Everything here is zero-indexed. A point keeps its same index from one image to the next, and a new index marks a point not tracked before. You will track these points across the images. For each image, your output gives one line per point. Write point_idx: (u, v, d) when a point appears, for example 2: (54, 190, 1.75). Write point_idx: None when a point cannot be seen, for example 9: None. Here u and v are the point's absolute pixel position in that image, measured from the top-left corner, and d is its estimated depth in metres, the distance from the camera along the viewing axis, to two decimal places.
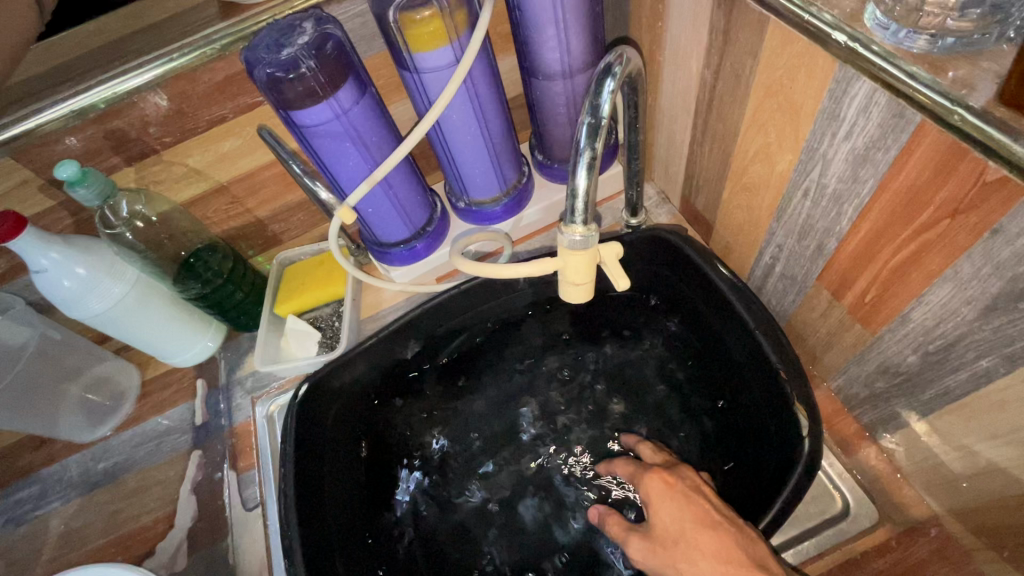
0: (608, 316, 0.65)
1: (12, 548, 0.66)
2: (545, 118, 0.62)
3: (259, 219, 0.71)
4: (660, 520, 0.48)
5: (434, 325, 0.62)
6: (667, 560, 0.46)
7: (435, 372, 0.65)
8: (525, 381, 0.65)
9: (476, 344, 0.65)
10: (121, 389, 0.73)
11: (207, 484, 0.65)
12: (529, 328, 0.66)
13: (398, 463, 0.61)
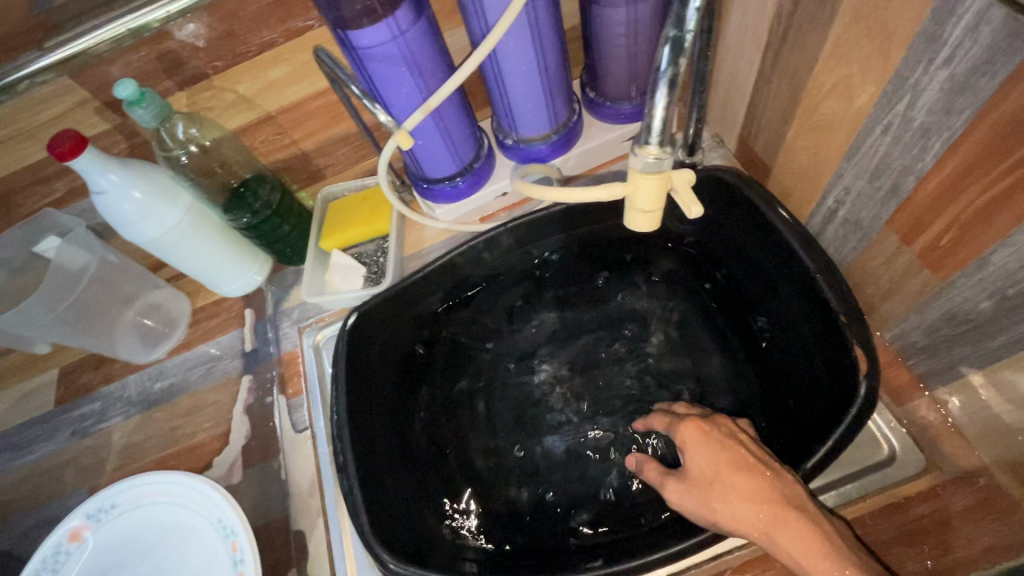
0: (653, 264, 0.65)
1: (80, 456, 0.71)
2: (602, 51, 0.60)
3: (305, 152, 0.71)
4: (695, 464, 0.48)
5: (476, 264, 0.62)
6: (702, 500, 0.46)
7: (475, 310, 0.65)
8: (566, 323, 0.65)
9: (519, 285, 0.66)
10: (173, 316, 0.76)
11: (258, 407, 0.68)
12: (571, 273, 0.66)
13: (438, 394, 0.63)
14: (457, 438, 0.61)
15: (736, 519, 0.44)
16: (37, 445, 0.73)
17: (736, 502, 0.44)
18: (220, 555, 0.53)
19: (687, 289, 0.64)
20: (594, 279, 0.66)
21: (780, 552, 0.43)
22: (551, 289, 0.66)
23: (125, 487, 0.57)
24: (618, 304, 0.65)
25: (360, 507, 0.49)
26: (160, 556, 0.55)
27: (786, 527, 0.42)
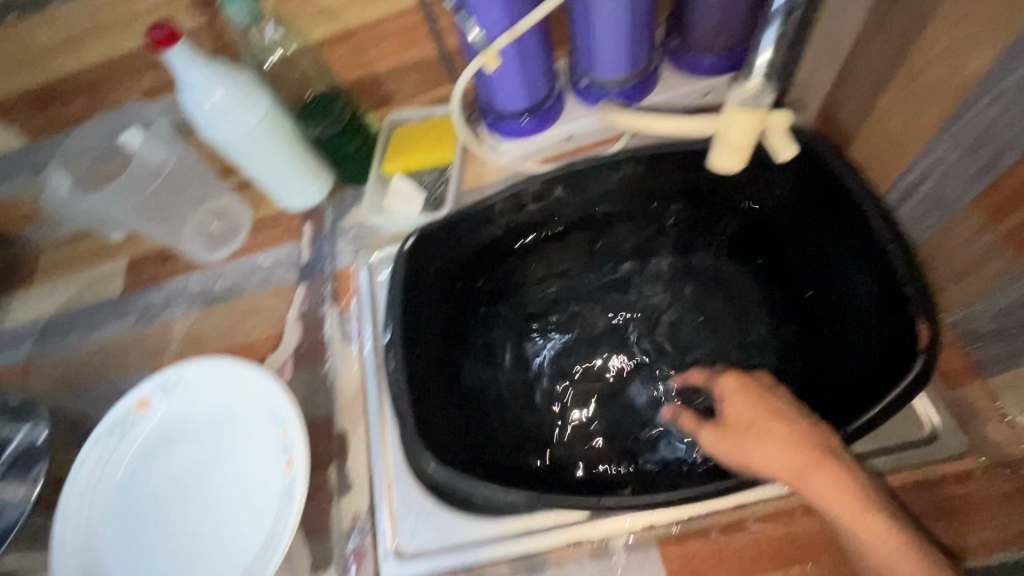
0: (715, 224, 0.65)
1: (144, 340, 0.75)
2: None
3: (378, 74, 0.72)
4: (734, 410, 0.49)
5: (537, 203, 0.62)
6: (736, 446, 0.47)
7: (527, 250, 0.66)
8: (615, 273, 0.66)
9: (576, 230, 0.66)
10: (236, 223, 0.80)
11: (311, 315, 0.71)
12: (630, 225, 0.66)
13: (482, 326, 0.65)
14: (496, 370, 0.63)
15: (769, 463, 0.45)
16: (105, 325, 0.78)
17: (771, 446, 0.45)
18: (271, 441, 0.57)
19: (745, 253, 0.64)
20: (649, 234, 0.66)
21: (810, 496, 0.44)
22: (606, 238, 0.67)
23: (191, 368, 0.62)
24: (672, 261, 0.66)
25: (407, 413, 0.52)
26: (215, 435, 0.59)
27: (820, 471, 0.43)
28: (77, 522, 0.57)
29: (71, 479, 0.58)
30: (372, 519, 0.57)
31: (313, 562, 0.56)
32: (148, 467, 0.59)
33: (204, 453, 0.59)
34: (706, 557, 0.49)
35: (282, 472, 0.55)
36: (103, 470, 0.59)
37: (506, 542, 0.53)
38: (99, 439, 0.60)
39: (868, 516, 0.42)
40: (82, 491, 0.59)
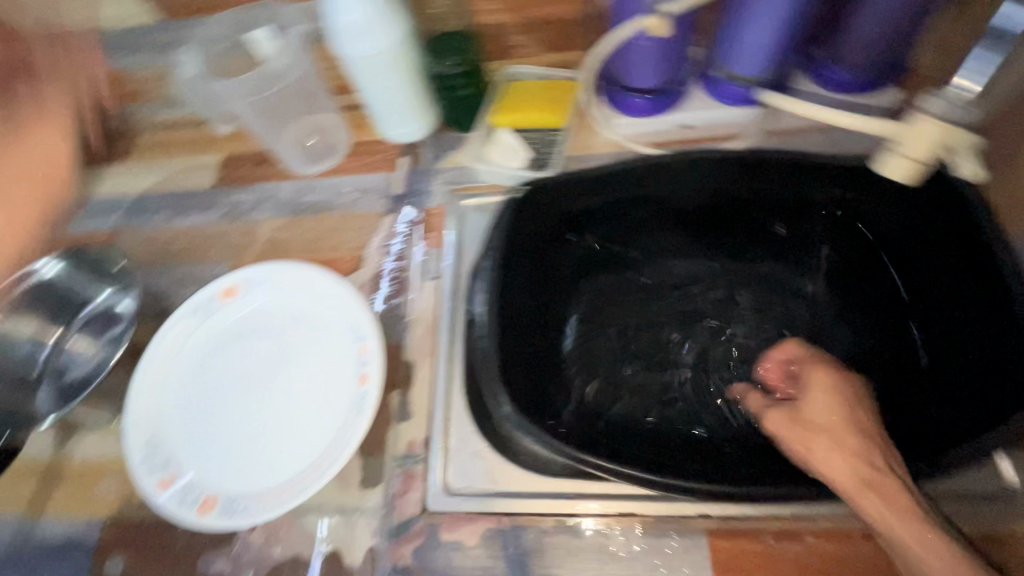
0: (810, 247, 0.65)
1: (230, 234, 0.77)
2: (860, 8, 0.57)
3: (509, 24, 0.72)
4: (812, 406, 0.51)
5: (645, 180, 0.63)
6: (804, 437, 0.49)
7: (616, 229, 0.67)
8: (695, 269, 0.66)
9: (670, 220, 0.67)
10: (333, 143, 0.81)
11: (395, 246, 0.72)
12: (721, 226, 0.67)
13: (557, 294, 0.66)
14: (562, 337, 0.64)
15: (832, 466, 0.47)
16: (192, 213, 0.80)
17: (834, 450, 0.47)
18: (345, 355, 0.58)
19: (835, 281, 0.64)
20: (739, 237, 0.67)
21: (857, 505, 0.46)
22: (696, 233, 0.67)
23: (280, 269, 0.64)
24: (756, 271, 0.66)
25: (492, 356, 0.54)
26: (288, 334, 0.61)
27: (883, 483, 0.45)
28: (148, 389, 0.60)
29: (152, 347, 0.61)
30: (428, 449, 0.59)
31: (364, 476, 0.58)
32: (222, 353, 0.61)
33: (278, 351, 0.61)
34: (753, 557, 0.50)
35: (353, 386, 0.57)
36: (181, 346, 0.62)
37: (553, 499, 0.54)
38: (184, 316, 0.63)
39: (915, 537, 0.43)
40: (158, 360, 0.61)
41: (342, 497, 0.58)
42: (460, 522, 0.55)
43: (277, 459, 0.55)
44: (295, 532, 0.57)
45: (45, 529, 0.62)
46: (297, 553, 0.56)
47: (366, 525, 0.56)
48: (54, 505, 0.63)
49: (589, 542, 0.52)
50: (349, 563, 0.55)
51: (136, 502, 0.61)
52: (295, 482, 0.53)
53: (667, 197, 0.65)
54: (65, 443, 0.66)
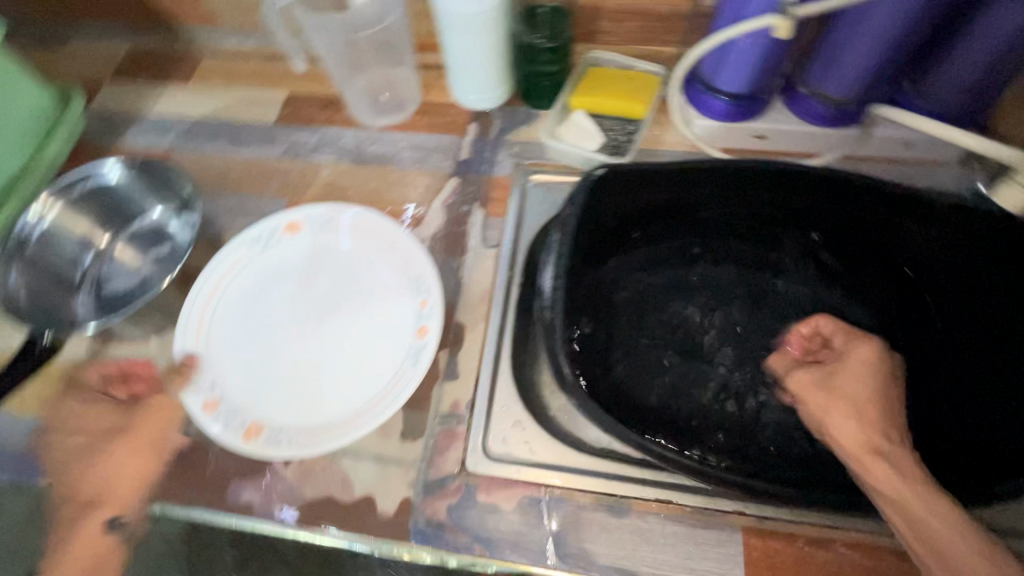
0: (881, 275, 0.64)
1: (287, 172, 0.77)
2: (955, 51, 0.58)
3: (602, 7, 0.72)
4: (839, 376, 0.55)
5: (718, 182, 0.64)
6: (821, 402, 0.54)
7: (681, 228, 0.67)
8: (758, 279, 0.64)
9: (737, 227, 0.66)
10: (403, 99, 0.80)
11: (456, 210, 0.72)
12: (790, 240, 0.65)
13: (614, 285, 0.64)
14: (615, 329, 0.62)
15: (847, 433, 0.51)
16: (250, 144, 0.79)
17: (850, 418, 0.52)
18: (406, 307, 0.58)
19: (906, 311, 0.62)
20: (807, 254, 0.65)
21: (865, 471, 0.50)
22: (763, 244, 0.66)
23: (347, 213, 0.64)
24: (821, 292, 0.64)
25: (556, 330, 0.54)
26: (348, 278, 0.62)
27: (884, 462, 0.49)
28: (201, 310, 0.60)
29: (209, 268, 0.61)
30: (472, 411, 0.59)
31: (405, 428, 0.58)
32: (278, 287, 0.62)
33: (339, 290, 0.61)
34: (786, 558, 0.51)
35: (410, 339, 0.57)
36: (236, 274, 0.62)
37: (594, 477, 0.55)
38: (244, 243, 0.63)
39: (925, 510, 0.46)
40: (212, 284, 0.61)
41: (380, 446, 0.58)
42: (498, 486, 0.56)
43: (325, 396, 0.56)
44: (330, 473, 0.57)
45: (67, 436, 0.60)
46: (329, 493, 0.56)
47: (404, 476, 0.56)
48: (80, 413, 0.62)
49: (625, 522, 0.53)
50: (383, 510, 0.55)
51: (168, 421, 0.61)
52: (341, 422, 0.54)
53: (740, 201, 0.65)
54: (99, 352, 0.65)
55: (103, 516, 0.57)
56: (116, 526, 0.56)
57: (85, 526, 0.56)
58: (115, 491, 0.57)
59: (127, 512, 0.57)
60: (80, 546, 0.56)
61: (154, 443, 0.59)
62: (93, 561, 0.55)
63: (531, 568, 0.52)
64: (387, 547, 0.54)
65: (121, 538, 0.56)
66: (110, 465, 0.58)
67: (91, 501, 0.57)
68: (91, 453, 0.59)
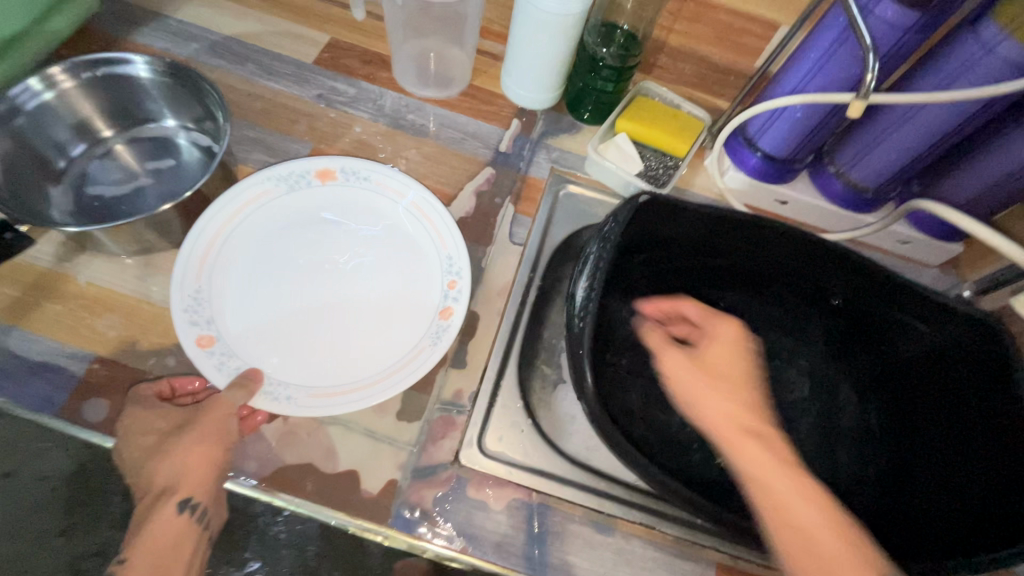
0: (869, 355, 0.66)
1: (318, 119, 0.73)
2: (965, 174, 0.63)
3: (664, 43, 0.74)
4: (714, 349, 0.52)
5: (740, 235, 0.63)
6: (696, 377, 0.49)
7: (702, 266, 0.68)
8: (761, 329, 0.67)
9: (751, 276, 0.68)
10: (451, 77, 0.78)
11: (487, 200, 0.71)
12: (793, 300, 0.68)
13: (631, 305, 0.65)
14: (629, 349, 0.63)
15: (718, 416, 0.47)
16: (282, 79, 0.74)
17: (724, 400, 0.48)
18: (435, 287, 0.57)
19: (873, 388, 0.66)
20: (806, 317, 0.68)
21: (736, 467, 0.46)
22: (772, 297, 0.69)
23: (387, 174, 0.61)
24: (811, 354, 0.67)
25: (585, 341, 0.54)
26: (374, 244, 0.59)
27: (753, 446, 0.45)
28: (210, 239, 0.55)
29: (223, 197, 0.56)
30: (474, 402, 0.58)
31: (402, 408, 0.56)
32: (298, 233, 0.58)
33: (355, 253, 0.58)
34: None
35: (433, 320, 0.56)
36: (254, 209, 0.58)
37: (586, 492, 0.55)
38: (270, 178, 0.59)
39: (791, 504, 0.43)
40: (225, 213, 0.57)
41: (373, 421, 0.55)
42: (488, 484, 0.54)
43: (332, 358, 0.53)
44: (314, 439, 0.54)
45: (17, 344, 0.54)
46: (311, 460, 0.53)
47: (393, 457, 0.54)
48: (37, 323, 0.55)
49: (608, 541, 0.53)
50: (366, 489, 0.52)
51: (140, 350, 0.55)
52: (348, 389, 0.52)
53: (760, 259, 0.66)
54: (72, 258, 0.58)
55: (173, 501, 0.46)
56: (193, 508, 0.47)
57: (158, 515, 0.46)
58: (187, 474, 0.47)
59: (205, 494, 0.47)
60: (154, 534, 0.45)
61: (223, 431, 0.48)
62: (176, 545, 0.46)
63: (510, 572, 0.51)
64: (364, 526, 0.51)
65: (200, 519, 0.47)
66: (177, 460, 0.47)
67: (162, 488, 0.47)
68: (160, 449, 0.48)
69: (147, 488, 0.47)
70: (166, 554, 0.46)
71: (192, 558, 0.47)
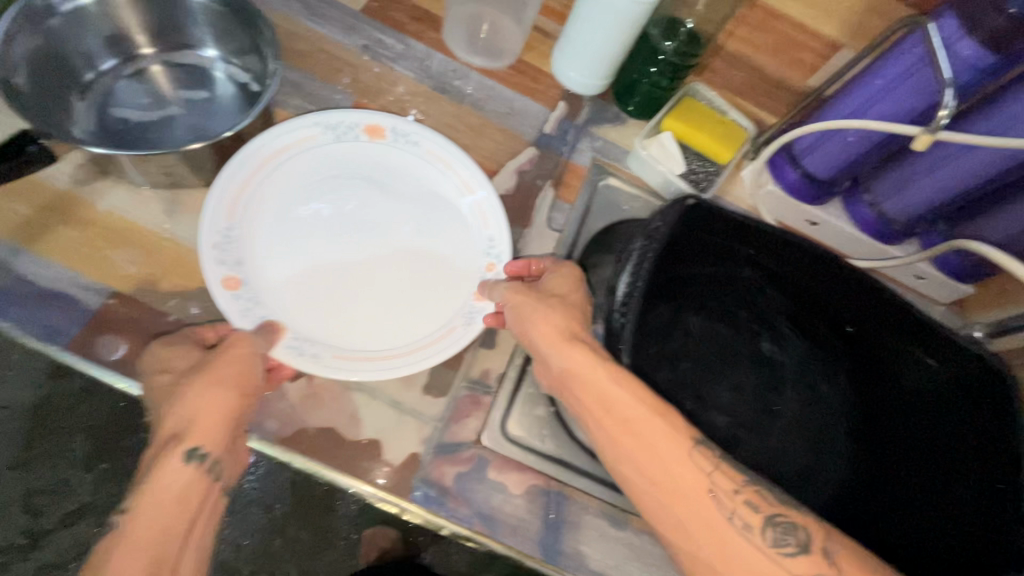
0: (874, 391, 0.60)
1: (363, 73, 0.69)
2: (993, 220, 0.63)
3: (722, 46, 0.73)
4: (553, 275, 0.53)
5: (745, 238, 0.59)
6: (524, 305, 0.51)
7: (708, 269, 0.61)
8: (753, 343, 0.61)
9: (752, 287, 0.62)
10: (502, 48, 0.74)
11: (528, 179, 0.71)
12: (792, 317, 0.62)
13: (652, 303, 0.57)
14: (648, 352, 0.56)
15: (545, 328, 0.49)
16: (328, 23, 0.70)
17: (548, 314, 0.49)
18: (472, 266, 0.57)
19: (863, 420, 0.59)
20: (803, 336, 0.62)
21: (562, 370, 0.48)
22: (768, 312, 0.62)
23: (435, 142, 0.58)
24: (801, 376, 0.61)
25: (625, 339, 0.53)
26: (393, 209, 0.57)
27: (580, 351, 0.47)
28: (245, 178, 0.53)
29: (264, 137, 0.54)
30: (500, 383, 0.57)
31: (429, 382, 0.55)
32: (329, 187, 0.56)
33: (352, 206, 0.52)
34: None
35: (466, 298, 0.55)
36: (290, 158, 0.55)
37: (601, 486, 0.55)
38: (318, 124, 0.56)
39: (630, 412, 0.44)
40: (264, 156, 0.54)
41: (399, 393, 0.54)
42: (510, 467, 0.54)
43: (360, 320, 0.53)
44: (338, 404, 0.52)
45: (27, 267, 0.50)
46: (334, 425, 0.52)
47: (417, 431, 0.53)
48: (50, 248, 0.51)
49: (621, 535, 0.54)
50: (389, 460, 0.52)
51: (161, 290, 0.52)
52: (375, 353, 0.52)
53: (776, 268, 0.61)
54: (89, 183, 0.54)
55: (183, 447, 0.43)
56: (201, 459, 0.43)
57: (162, 464, 0.42)
58: (199, 421, 0.44)
59: (216, 443, 0.44)
60: (160, 482, 0.41)
61: (244, 375, 0.46)
62: (183, 499, 0.42)
63: (524, 557, 0.51)
64: (386, 497, 0.51)
65: (211, 470, 0.43)
66: (190, 403, 0.44)
67: (172, 434, 0.43)
68: (174, 392, 0.45)
69: (157, 432, 0.44)
70: (170, 509, 0.42)
71: (199, 513, 0.43)
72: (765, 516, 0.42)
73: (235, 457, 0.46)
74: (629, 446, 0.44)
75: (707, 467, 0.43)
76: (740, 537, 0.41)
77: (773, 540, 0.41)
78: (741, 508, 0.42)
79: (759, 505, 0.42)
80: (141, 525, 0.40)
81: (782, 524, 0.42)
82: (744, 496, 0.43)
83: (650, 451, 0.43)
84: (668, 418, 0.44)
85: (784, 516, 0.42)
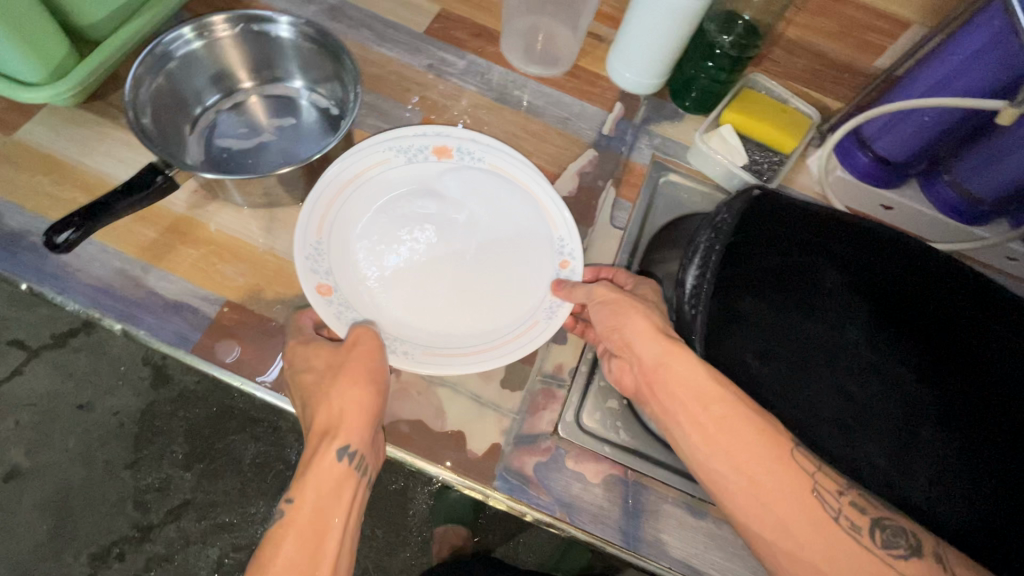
0: (971, 372, 0.54)
1: (430, 90, 0.74)
2: None
3: (781, 34, 0.72)
4: (647, 287, 0.60)
5: (818, 227, 0.60)
6: (616, 304, 0.55)
7: (778, 255, 0.58)
8: (830, 324, 0.57)
9: (824, 266, 0.58)
10: (558, 56, 0.77)
11: (589, 180, 0.72)
12: (869, 296, 0.57)
13: (722, 290, 0.57)
14: (724, 342, 0.56)
15: (641, 335, 0.52)
16: (394, 46, 0.75)
17: (643, 319, 0.53)
18: (546, 267, 0.59)
19: (963, 401, 0.53)
20: (886, 316, 0.57)
21: (663, 373, 0.50)
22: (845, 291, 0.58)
23: (500, 155, 0.62)
24: (889, 358, 0.55)
25: (698, 324, 0.56)
26: (465, 218, 0.61)
27: (677, 358, 0.49)
28: (332, 195, 0.58)
29: (349, 159, 0.58)
30: (573, 377, 0.59)
31: (507, 376, 0.58)
32: (403, 204, 0.60)
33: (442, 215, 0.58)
34: None
35: (542, 298, 0.58)
36: (373, 171, 0.60)
37: (673, 475, 0.56)
38: (393, 145, 0.61)
39: (727, 416, 0.46)
40: (349, 175, 0.59)
41: (479, 387, 0.57)
42: (587, 457, 0.56)
43: (442, 317, 0.57)
44: (424, 398, 0.56)
45: (155, 281, 0.58)
46: (421, 418, 0.56)
47: (497, 423, 0.56)
48: (173, 264, 0.58)
49: (700, 523, 0.55)
50: (472, 450, 0.55)
51: (265, 298, 0.58)
52: (461, 352, 0.55)
53: (844, 252, 0.59)
54: (203, 206, 0.61)
55: (335, 446, 0.49)
56: (351, 456, 0.49)
57: (320, 457, 0.49)
58: (347, 418, 0.50)
59: (360, 441, 0.50)
60: (321, 474, 0.48)
61: (378, 377, 0.51)
62: (337, 490, 0.49)
63: (605, 543, 0.53)
64: (470, 484, 0.54)
65: (358, 466, 0.50)
66: (336, 402, 0.51)
67: (328, 431, 0.50)
68: (322, 389, 0.51)
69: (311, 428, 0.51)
70: (330, 496, 0.48)
71: (348, 505, 0.49)
72: (873, 519, 0.43)
73: (376, 455, 0.52)
74: (728, 446, 0.45)
75: (811, 468, 0.44)
76: (850, 538, 0.43)
77: (884, 541, 0.43)
78: (847, 509, 0.44)
79: (866, 507, 0.44)
80: (306, 510, 0.47)
81: (890, 527, 0.43)
82: (849, 498, 0.44)
83: (749, 459, 0.45)
84: (767, 426, 0.46)
85: (893, 520, 0.44)
